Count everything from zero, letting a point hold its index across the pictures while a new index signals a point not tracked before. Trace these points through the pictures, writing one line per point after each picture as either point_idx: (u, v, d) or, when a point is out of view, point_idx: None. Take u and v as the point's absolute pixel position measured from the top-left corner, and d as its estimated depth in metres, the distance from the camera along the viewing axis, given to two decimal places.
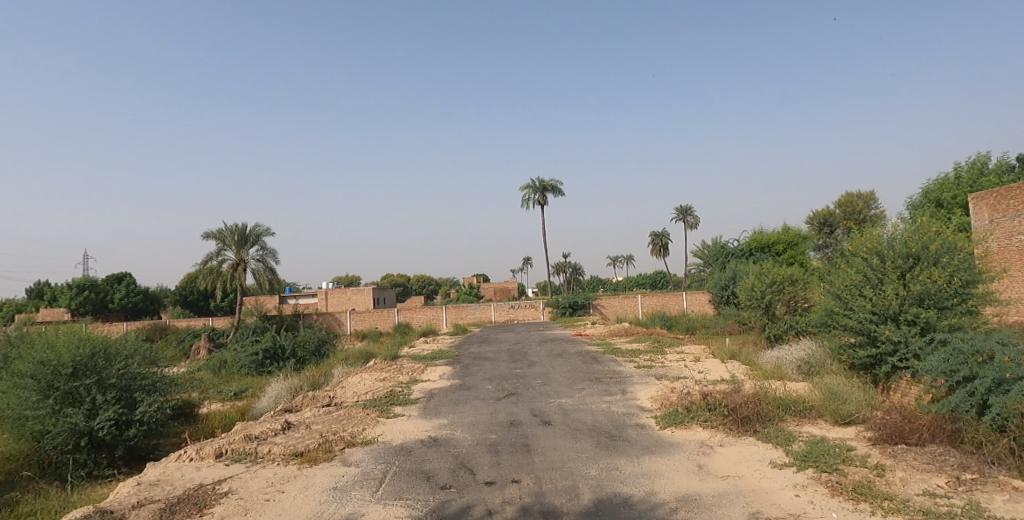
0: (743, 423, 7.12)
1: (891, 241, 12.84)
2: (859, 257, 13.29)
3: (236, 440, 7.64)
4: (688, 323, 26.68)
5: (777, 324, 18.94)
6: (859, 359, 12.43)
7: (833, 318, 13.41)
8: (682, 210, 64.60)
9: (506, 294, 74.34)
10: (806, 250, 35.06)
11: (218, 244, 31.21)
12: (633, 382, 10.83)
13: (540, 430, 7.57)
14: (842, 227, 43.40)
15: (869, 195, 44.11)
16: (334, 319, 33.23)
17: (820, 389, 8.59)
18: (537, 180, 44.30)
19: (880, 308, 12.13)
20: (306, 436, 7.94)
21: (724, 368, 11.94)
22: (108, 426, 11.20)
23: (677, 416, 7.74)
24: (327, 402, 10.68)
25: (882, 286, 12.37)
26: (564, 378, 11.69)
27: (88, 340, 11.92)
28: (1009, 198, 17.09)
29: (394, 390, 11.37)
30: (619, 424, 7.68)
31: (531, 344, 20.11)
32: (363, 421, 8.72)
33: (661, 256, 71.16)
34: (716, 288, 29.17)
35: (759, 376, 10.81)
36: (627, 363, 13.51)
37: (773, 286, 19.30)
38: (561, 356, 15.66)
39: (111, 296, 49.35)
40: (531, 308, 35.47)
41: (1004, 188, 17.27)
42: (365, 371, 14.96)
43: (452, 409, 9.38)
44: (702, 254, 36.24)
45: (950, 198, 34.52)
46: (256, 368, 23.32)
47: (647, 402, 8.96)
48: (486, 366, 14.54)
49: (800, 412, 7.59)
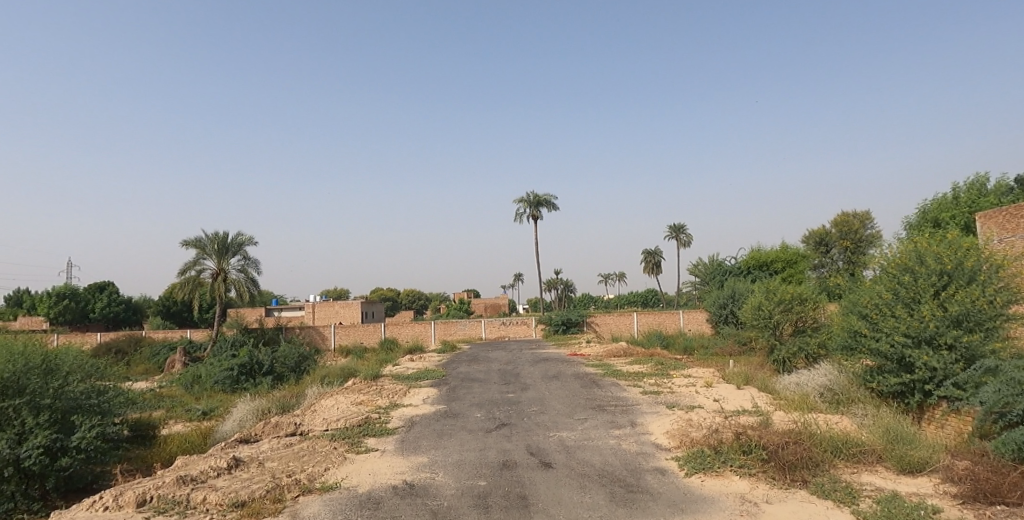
0: (788, 471, 5.80)
1: (921, 257, 11.65)
2: (887, 274, 12.08)
3: (166, 483, 6.24)
4: (686, 343, 25.40)
5: (785, 345, 17.60)
6: (890, 387, 11.19)
7: (859, 340, 12.13)
8: (675, 228, 63.77)
9: (498, 310, 72.87)
10: (804, 268, 34.05)
11: (197, 252, 29.76)
12: (642, 412, 9.50)
13: (538, 476, 6.23)
14: (838, 248, 42.46)
15: (863, 213, 43.09)
16: (317, 333, 31.71)
17: (870, 428, 7.26)
18: (531, 194, 43.29)
19: (915, 330, 10.87)
20: (254, 478, 6.54)
21: (743, 396, 10.62)
22: (38, 454, 9.59)
23: (703, 459, 6.39)
24: (291, 431, 9.29)
25: (916, 306, 11.15)
26: (563, 405, 10.40)
27: (22, 355, 10.46)
28: (1020, 217, 16.09)
29: (370, 417, 9.98)
30: (634, 469, 6.33)
31: (523, 364, 18.70)
32: (328, 457, 7.33)
33: (654, 274, 70.30)
34: (714, 306, 27.94)
35: (787, 407, 9.50)
36: (632, 388, 12.16)
37: (781, 305, 18.00)
38: (557, 379, 14.33)
39: (92, 305, 47.49)
40: (523, 325, 34.03)
41: (1013, 207, 16.28)
42: (342, 393, 13.53)
43: (434, 443, 8.01)
44: (698, 271, 35.15)
45: (948, 218, 33.80)
46: (231, 385, 21.83)
47: (663, 438, 7.64)
48: (475, 388, 13.17)
49: (853, 456, 6.24)
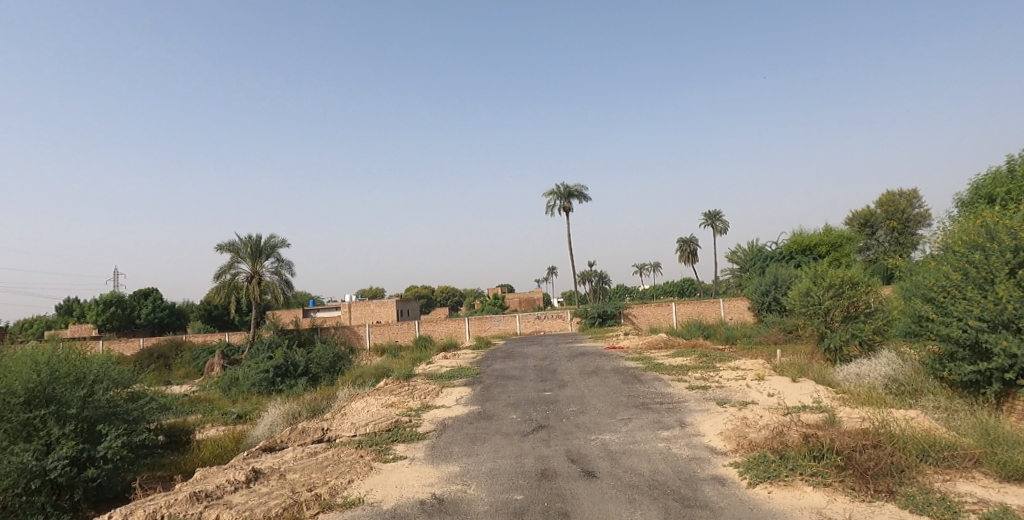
0: (870, 481, 5.03)
1: (993, 232, 10.49)
2: (954, 253, 10.95)
3: (179, 502, 5.83)
4: (728, 332, 24.33)
5: (836, 333, 16.46)
6: (963, 376, 10.13)
7: (925, 325, 11.07)
8: (710, 215, 62.06)
9: (532, 304, 72.19)
10: (850, 251, 32.42)
11: (231, 256, 29.94)
12: (691, 410, 8.74)
13: (581, 487, 5.60)
14: (884, 229, 40.46)
15: (910, 191, 40.92)
16: (351, 333, 31.62)
17: (960, 431, 6.33)
18: (562, 185, 42.45)
19: (990, 313, 9.79)
20: (271, 494, 6.09)
21: (801, 390, 9.72)
22: (64, 465, 9.39)
23: (767, 465, 5.64)
24: (318, 438, 8.86)
25: (990, 287, 10.04)
26: (604, 404, 9.72)
27: (47, 365, 10.31)
28: None
29: (400, 421, 9.47)
30: (689, 478, 5.64)
31: (560, 359, 18.03)
32: (352, 467, 6.83)
33: (689, 263, 68.60)
34: (756, 294, 26.73)
35: (852, 402, 8.61)
36: (678, 383, 11.37)
37: (832, 290, 16.84)
38: (596, 374, 13.63)
39: (137, 312, 48.72)
40: (558, 318, 33.33)
41: None
42: (373, 394, 13.10)
43: (466, 449, 7.45)
44: (737, 257, 33.88)
45: (1004, 193, 31.70)
46: (267, 387, 21.74)
47: (718, 440, 6.90)
48: (511, 387, 12.58)
49: (944, 460, 5.39)
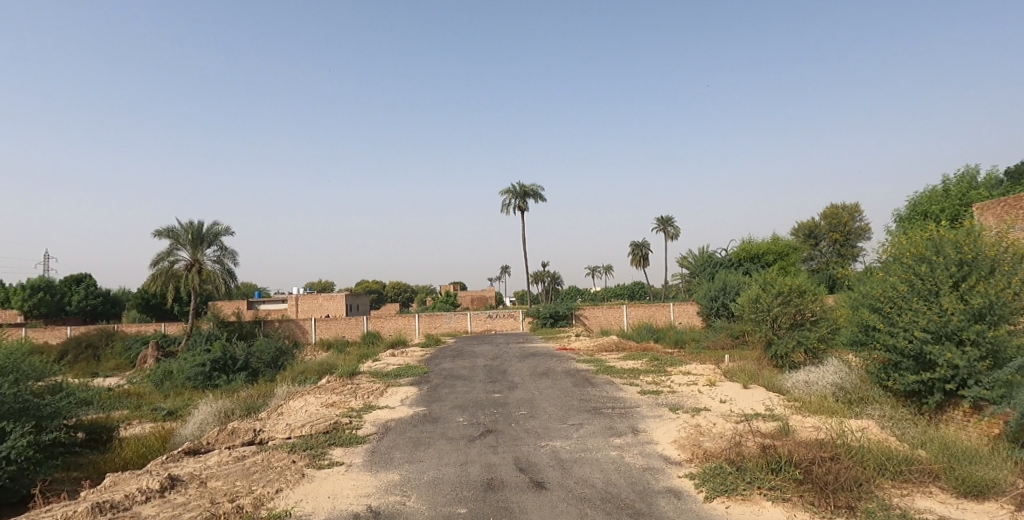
0: (830, 496, 4.85)
1: (938, 245, 10.67)
2: (900, 265, 11.09)
3: (77, 515, 5.16)
4: (677, 336, 24.56)
5: (782, 340, 16.67)
6: (906, 386, 10.27)
7: (871, 334, 11.19)
8: (663, 221, 63.07)
9: (484, 303, 71.72)
10: (796, 261, 33.33)
11: (170, 242, 28.34)
12: (643, 416, 8.51)
13: (530, 500, 5.23)
14: (827, 241, 41.87)
15: (852, 205, 42.46)
16: (297, 327, 30.44)
17: (915, 446, 6.26)
18: (519, 185, 42.16)
19: (934, 325, 9.94)
20: (187, 505, 5.47)
21: (753, 398, 9.64)
22: None
23: (724, 478, 5.40)
24: (249, 440, 8.21)
25: (935, 299, 10.20)
26: (554, 408, 9.40)
27: None
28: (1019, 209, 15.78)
29: (340, 422, 8.90)
30: (643, 491, 5.34)
31: (511, 359, 17.65)
32: (281, 475, 6.26)
33: (641, 267, 69.53)
34: (705, 299, 27.08)
35: (804, 411, 8.54)
36: (630, 387, 11.15)
37: (780, 298, 17.03)
38: (547, 376, 13.34)
39: (68, 298, 45.80)
40: (510, 318, 33.01)
41: (1011, 199, 16.03)
42: (313, 393, 12.40)
43: (409, 455, 6.97)
44: (688, 263, 34.35)
45: (939, 211, 33.17)
46: (202, 382, 20.57)
47: (671, 450, 6.65)
48: (459, 387, 12.13)
49: (901, 474, 5.28)
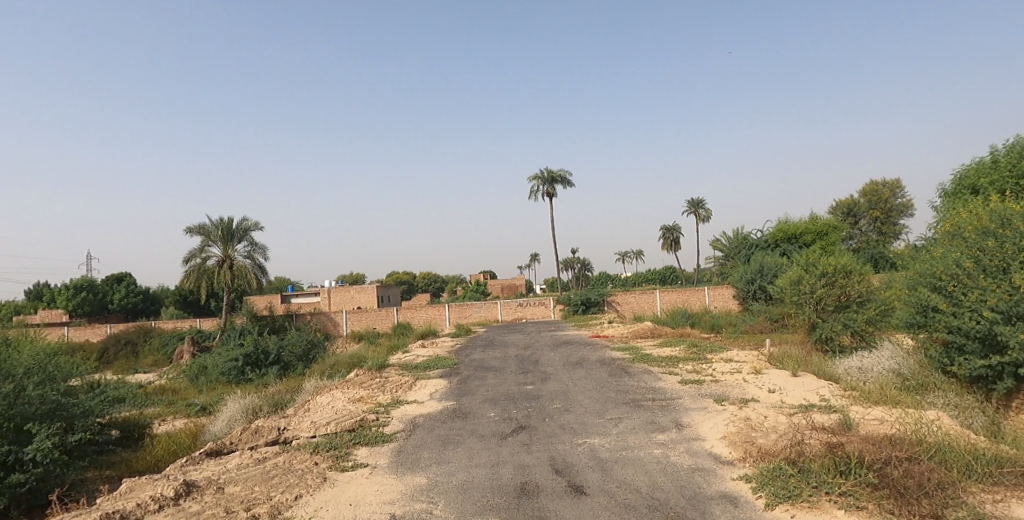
0: (913, 503, 4.25)
1: (1007, 218, 9.72)
2: (963, 240, 10.18)
3: None
4: (712, 321, 23.74)
5: (827, 323, 15.76)
6: (972, 370, 9.43)
7: (931, 316, 10.33)
8: (693, 203, 61.64)
9: (513, 291, 71.40)
10: (836, 240, 31.92)
11: (202, 239, 28.56)
12: (687, 409, 7.93)
13: (568, 509, 4.74)
14: (867, 218, 40.16)
15: (894, 180, 40.58)
16: (328, 320, 30.48)
17: (1000, 443, 5.54)
18: (546, 171, 41.40)
19: (1004, 305, 9.05)
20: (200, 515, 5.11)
21: (806, 387, 8.93)
22: None
23: (785, 481, 4.80)
24: (274, 440, 7.88)
25: (1005, 276, 9.29)
26: (591, 401, 8.87)
27: None
28: None
29: (367, 419, 8.53)
30: (695, 498, 4.79)
31: (542, 348, 17.16)
32: (301, 479, 5.88)
33: (672, 251, 68.23)
34: (741, 282, 26.12)
35: (863, 401, 7.82)
36: (670, 377, 10.53)
37: (824, 279, 16.09)
38: (581, 366, 12.82)
39: (110, 296, 47.02)
40: (540, 306, 32.47)
41: None
42: (342, 387, 12.10)
43: (437, 455, 6.54)
44: (722, 245, 33.25)
45: (988, 184, 31.41)
46: (235, 376, 20.62)
47: (722, 447, 6.07)
48: (490, 379, 11.70)
49: (991, 476, 4.64)
